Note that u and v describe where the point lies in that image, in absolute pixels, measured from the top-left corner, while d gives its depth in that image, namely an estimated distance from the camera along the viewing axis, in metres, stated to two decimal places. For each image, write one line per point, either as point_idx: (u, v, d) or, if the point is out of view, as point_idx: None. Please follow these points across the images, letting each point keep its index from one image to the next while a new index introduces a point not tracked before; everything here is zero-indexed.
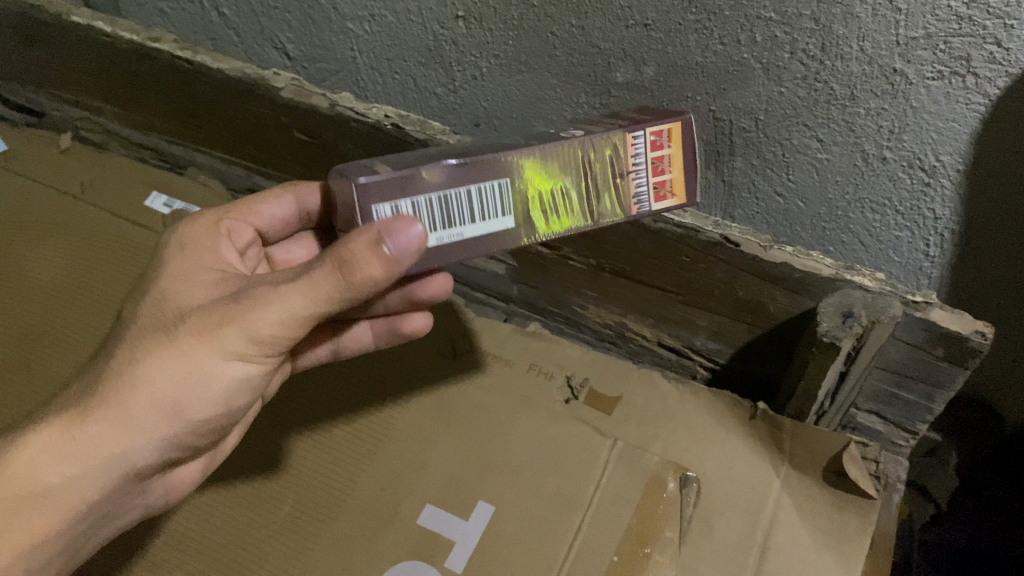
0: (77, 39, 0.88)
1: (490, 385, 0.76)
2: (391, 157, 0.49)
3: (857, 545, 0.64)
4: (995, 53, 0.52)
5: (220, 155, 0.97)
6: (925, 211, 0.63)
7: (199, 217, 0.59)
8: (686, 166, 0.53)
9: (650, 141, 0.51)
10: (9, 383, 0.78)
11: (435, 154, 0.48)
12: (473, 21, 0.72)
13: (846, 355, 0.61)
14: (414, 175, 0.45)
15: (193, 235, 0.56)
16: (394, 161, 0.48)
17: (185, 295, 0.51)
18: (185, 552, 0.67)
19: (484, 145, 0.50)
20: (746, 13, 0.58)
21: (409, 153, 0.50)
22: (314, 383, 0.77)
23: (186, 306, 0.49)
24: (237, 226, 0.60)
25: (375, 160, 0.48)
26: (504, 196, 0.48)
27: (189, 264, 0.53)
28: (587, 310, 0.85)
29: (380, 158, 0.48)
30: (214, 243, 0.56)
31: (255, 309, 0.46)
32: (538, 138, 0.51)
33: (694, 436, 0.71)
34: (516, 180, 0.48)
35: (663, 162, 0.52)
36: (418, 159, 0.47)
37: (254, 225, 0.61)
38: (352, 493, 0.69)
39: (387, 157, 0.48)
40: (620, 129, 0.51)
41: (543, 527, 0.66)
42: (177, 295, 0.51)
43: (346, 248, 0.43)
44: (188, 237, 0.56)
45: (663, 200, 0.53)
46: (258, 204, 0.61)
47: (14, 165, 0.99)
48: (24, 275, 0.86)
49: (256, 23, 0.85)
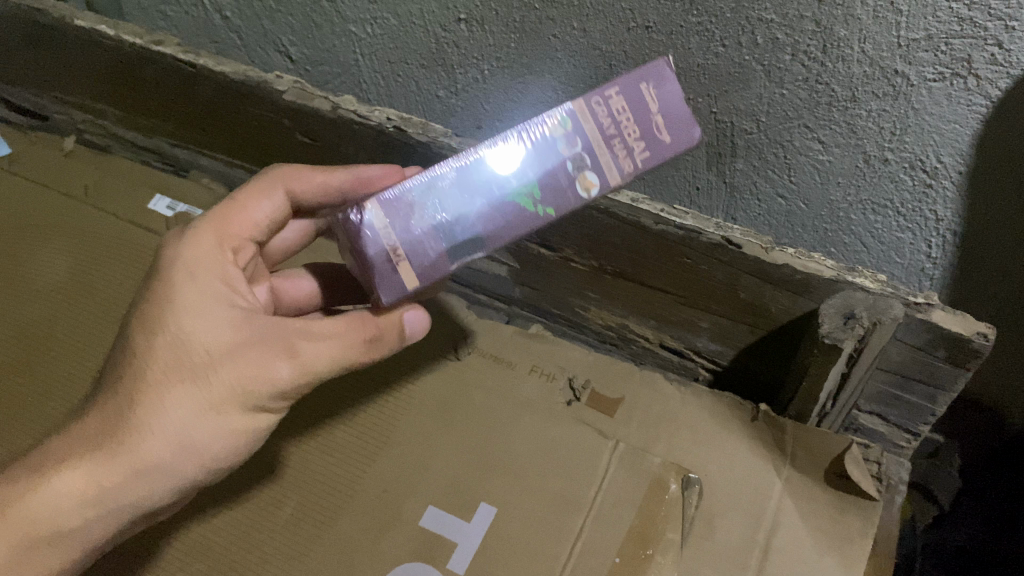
0: (81, 43, 0.89)
1: (492, 387, 0.76)
2: (405, 222, 0.50)
3: (859, 546, 0.64)
4: (996, 55, 0.52)
5: (223, 158, 0.97)
6: (926, 212, 0.64)
7: (196, 237, 0.54)
8: None
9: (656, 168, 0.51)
10: (15, 385, 0.79)
11: (449, 227, 0.50)
12: (476, 23, 0.72)
13: (848, 356, 0.62)
14: (438, 273, 0.51)
15: (198, 256, 0.53)
16: (408, 231, 0.50)
17: (206, 338, 0.50)
18: (188, 554, 0.67)
19: (494, 191, 0.50)
20: (746, 15, 0.58)
21: (422, 199, 0.50)
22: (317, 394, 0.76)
23: (213, 345, 0.50)
24: (237, 239, 0.57)
25: (390, 233, 0.49)
26: None
27: (205, 302, 0.51)
28: (589, 312, 0.85)
29: (394, 224, 0.49)
30: (221, 265, 0.54)
31: (283, 356, 0.51)
32: (550, 164, 0.50)
33: (696, 438, 0.71)
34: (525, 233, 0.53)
35: None
36: (432, 239, 0.50)
37: (251, 235, 0.58)
38: (354, 494, 0.69)
39: (403, 220, 0.50)
40: (633, 164, 0.50)
41: (545, 528, 0.66)
42: (197, 339, 0.50)
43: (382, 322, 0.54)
44: (194, 261, 0.53)
45: None
46: (251, 209, 0.58)
47: (18, 167, 0.99)
48: (28, 278, 0.87)
49: (259, 27, 0.85)
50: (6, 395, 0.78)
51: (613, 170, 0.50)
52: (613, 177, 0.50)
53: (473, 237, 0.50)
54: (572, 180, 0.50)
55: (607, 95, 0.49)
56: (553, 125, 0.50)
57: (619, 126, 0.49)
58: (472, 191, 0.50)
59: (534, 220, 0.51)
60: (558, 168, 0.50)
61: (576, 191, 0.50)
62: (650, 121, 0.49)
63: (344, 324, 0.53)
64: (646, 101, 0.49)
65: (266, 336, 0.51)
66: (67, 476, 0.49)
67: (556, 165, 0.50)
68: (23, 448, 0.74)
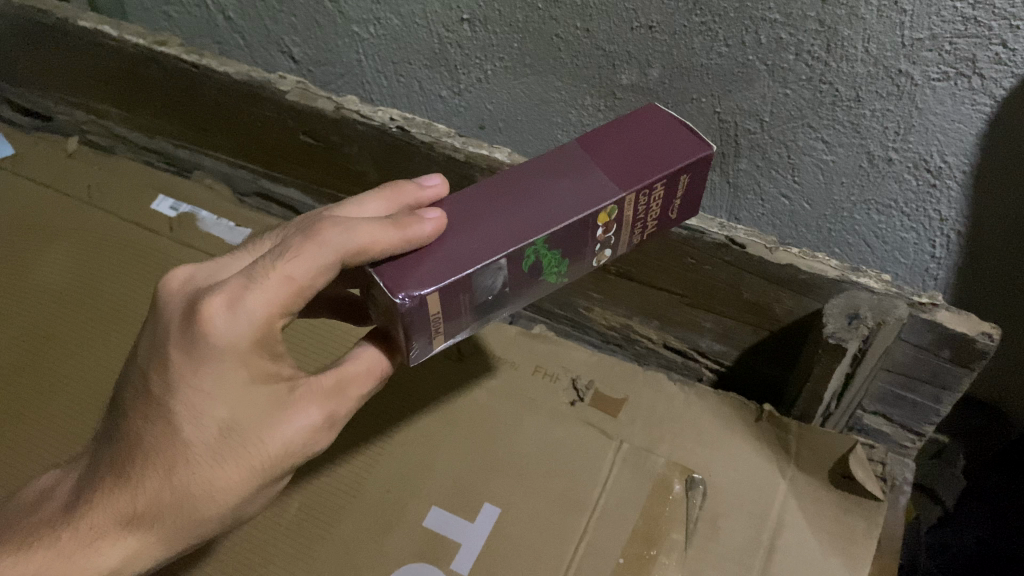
0: (84, 43, 0.89)
1: (496, 387, 0.76)
2: (453, 305, 0.46)
3: (864, 547, 0.63)
4: (1000, 53, 0.52)
5: (225, 159, 0.97)
6: (931, 212, 0.64)
7: (240, 330, 0.43)
8: None
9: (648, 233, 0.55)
10: (21, 385, 0.79)
11: (489, 303, 0.49)
12: (479, 23, 0.72)
13: (853, 355, 0.62)
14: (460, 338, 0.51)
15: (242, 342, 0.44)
16: (452, 312, 0.47)
17: (256, 421, 0.45)
18: (193, 554, 0.67)
19: (536, 275, 0.48)
20: (750, 15, 0.58)
21: (475, 283, 0.46)
22: None
23: (261, 426, 0.45)
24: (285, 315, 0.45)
25: (438, 318, 0.46)
26: None
27: (255, 392, 0.45)
28: (592, 312, 0.85)
29: (445, 310, 0.46)
30: (268, 346, 0.45)
31: (319, 424, 0.47)
32: (585, 247, 0.49)
33: (700, 439, 0.71)
34: None
35: None
36: (470, 315, 0.48)
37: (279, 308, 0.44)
38: (358, 495, 0.69)
39: (452, 304, 0.46)
40: (640, 239, 0.53)
41: (549, 528, 0.66)
42: (248, 425, 0.45)
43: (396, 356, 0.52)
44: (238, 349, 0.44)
45: None
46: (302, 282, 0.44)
47: (21, 167, 0.99)
48: (33, 280, 0.87)
49: (262, 28, 0.86)
50: (11, 396, 0.78)
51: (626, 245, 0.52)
52: (623, 250, 0.53)
53: (501, 309, 0.50)
54: (594, 257, 0.51)
55: (652, 186, 0.48)
56: (603, 213, 0.48)
57: (648, 210, 0.50)
58: (516, 272, 0.47)
59: (551, 288, 0.52)
60: (589, 252, 0.50)
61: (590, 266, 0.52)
62: (671, 204, 0.51)
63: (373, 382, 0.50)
64: (677, 187, 0.50)
65: (304, 407, 0.47)
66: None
67: (589, 247, 0.50)
68: (28, 448, 0.74)
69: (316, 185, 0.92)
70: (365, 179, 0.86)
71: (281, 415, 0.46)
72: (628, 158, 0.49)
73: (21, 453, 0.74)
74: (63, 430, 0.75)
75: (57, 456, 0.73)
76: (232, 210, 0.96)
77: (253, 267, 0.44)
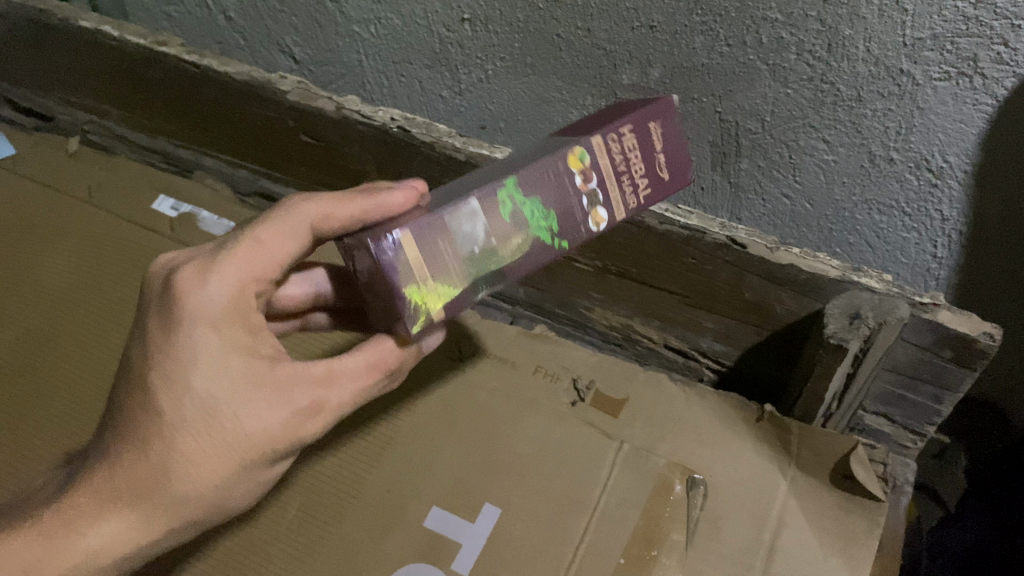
0: (84, 43, 0.89)
1: (496, 387, 0.76)
2: (433, 250, 0.45)
3: (865, 547, 0.63)
4: (1002, 53, 0.52)
5: (226, 159, 0.97)
6: (932, 212, 0.64)
7: (215, 295, 0.45)
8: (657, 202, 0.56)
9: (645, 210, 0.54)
10: (21, 386, 0.79)
11: (476, 258, 0.47)
12: (479, 23, 0.72)
13: (854, 356, 0.61)
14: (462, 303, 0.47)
15: (208, 307, 0.45)
16: (436, 261, 0.46)
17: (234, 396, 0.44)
18: (193, 555, 0.67)
19: (522, 224, 0.48)
20: (751, 14, 0.58)
21: (450, 228, 0.46)
22: None
23: (239, 400, 0.44)
24: (259, 283, 0.47)
25: (419, 264, 0.45)
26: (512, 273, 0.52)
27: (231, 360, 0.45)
28: (593, 312, 0.85)
29: (425, 256, 0.45)
30: (243, 315, 0.46)
31: (303, 408, 0.47)
32: (569, 198, 0.50)
33: (701, 439, 0.71)
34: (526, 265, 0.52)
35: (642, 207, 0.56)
36: (458, 267, 0.46)
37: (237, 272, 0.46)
38: (358, 495, 0.69)
39: (432, 251, 0.45)
40: (633, 200, 0.53)
41: (549, 529, 0.66)
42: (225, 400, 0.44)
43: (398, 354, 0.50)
44: (204, 314, 0.45)
45: None
46: (271, 248, 0.47)
47: (22, 167, 0.99)
48: (34, 281, 0.87)
49: (263, 28, 0.86)
50: (11, 396, 0.78)
51: (621, 207, 0.52)
52: (619, 213, 0.52)
53: (497, 265, 0.48)
54: (587, 217, 0.51)
55: (620, 133, 0.51)
56: (573, 160, 0.50)
57: (628, 163, 0.52)
58: (497, 221, 0.47)
59: (551, 252, 0.50)
60: (576, 204, 0.50)
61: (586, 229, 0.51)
62: (653, 159, 0.53)
63: (362, 363, 0.49)
64: (650, 139, 0.53)
65: (287, 386, 0.46)
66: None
67: (574, 198, 0.50)
68: (29, 449, 0.74)
69: (317, 186, 0.92)
70: (366, 179, 0.86)
71: (263, 392, 0.45)
72: (591, 124, 0.53)
73: (21, 453, 0.74)
74: (64, 431, 0.75)
75: (57, 456, 0.73)
76: (232, 210, 0.96)
77: (222, 245, 0.47)
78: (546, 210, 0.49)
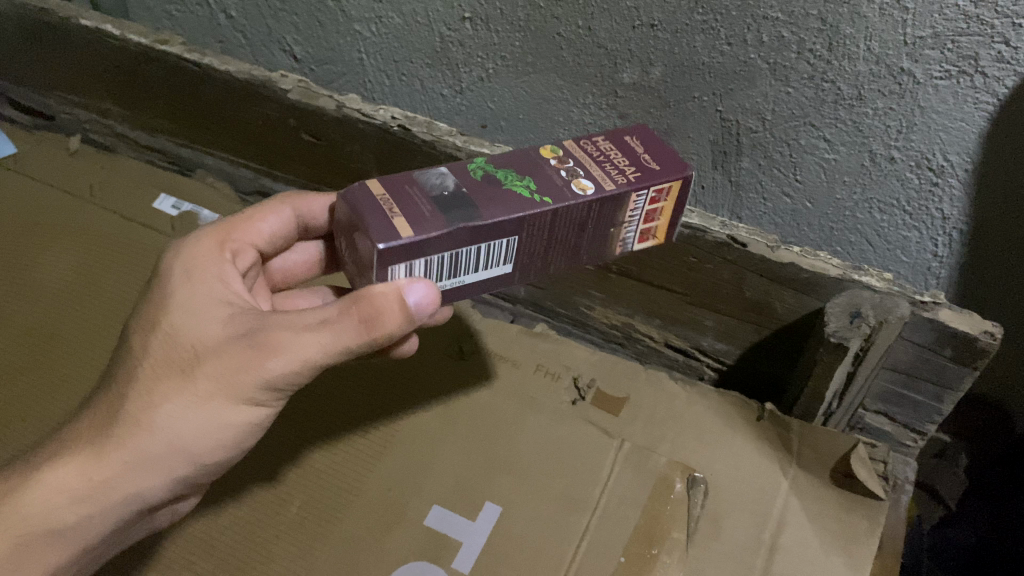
0: (85, 42, 0.89)
1: (497, 386, 0.76)
2: (402, 193, 0.46)
3: (865, 546, 0.63)
4: (1002, 52, 0.52)
5: (226, 158, 0.97)
6: (933, 211, 0.64)
7: (195, 246, 0.56)
8: (674, 213, 0.54)
9: (650, 198, 0.51)
10: (20, 385, 0.79)
11: (448, 203, 0.46)
12: (480, 22, 0.72)
13: (854, 354, 0.62)
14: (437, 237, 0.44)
15: (195, 255, 0.55)
16: (406, 201, 0.46)
17: (196, 339, 0.50)
18: (193, 552, 0.67)
19: (492, 181, 0.48)
20: (752, 13, 0.59)
21: (420, 181, 0.47)
22: (322, 400, 0.76)
23: (199, 339, 0.50)
24: (236, 244, 0.57)
25: (386, 198, 0.45)
26: (508, 247, 0.48)
27: (190, 299, 0.52)
28: (594, 311, 0.85)
29: (392, 193, 0.46)
30: (201, 265, 0.54)
31: (255, 345, 0.48)
32: (544, 171, 0.50)
33: (701, 437, 0.71)
34: (521, 237, 0.48)
35: (656, 212, 0.52)
36: (430, 207, 0.46)
37: (256, 244, 0.59)
38: (359, 494, 0.69)
39: (399, 191, 0.46)
40: (626, 178, 0.50)
41: (550, 527, 0.66)
42: (189, 339, 0.50)
43: (378, 297, 0.45)
44: (190, 260, 0.54)
45: (644, 242, 0.55)
46: (257, 222, 0.59)
47: (23, 166, 0.99)
48: (35, 279, 0.87)
49: (264, 26, 0.86)
50: (12, 394, 0.78)
51: (608, 182, 0.49)
52: (608, 186, 0.49)
53: (472, 210, 0.46)
54: (568, 184, 0.49)
55: (596, 140, 0.53)
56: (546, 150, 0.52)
57: (609, 157, 0.52)
58: (470, 180, 0.48)
59: (535, 209, 0.47)
60: (553, 175, 0.50)
61: (570, 194, 0.48)
62: (637, 155, 0.52)
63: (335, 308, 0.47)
64: (630, 144, 0.53)
65: (243, 324, 0.50)
66: (73, 476, 0.51)
67: (549, 170, 0.50)
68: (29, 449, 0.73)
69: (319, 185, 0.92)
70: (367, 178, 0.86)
71: (217, 329, 0.50)
72: None
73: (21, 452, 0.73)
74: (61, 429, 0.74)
75: None
76: (233, 209, 0.96)
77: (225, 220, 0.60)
78: (519, 173, 0.49)
